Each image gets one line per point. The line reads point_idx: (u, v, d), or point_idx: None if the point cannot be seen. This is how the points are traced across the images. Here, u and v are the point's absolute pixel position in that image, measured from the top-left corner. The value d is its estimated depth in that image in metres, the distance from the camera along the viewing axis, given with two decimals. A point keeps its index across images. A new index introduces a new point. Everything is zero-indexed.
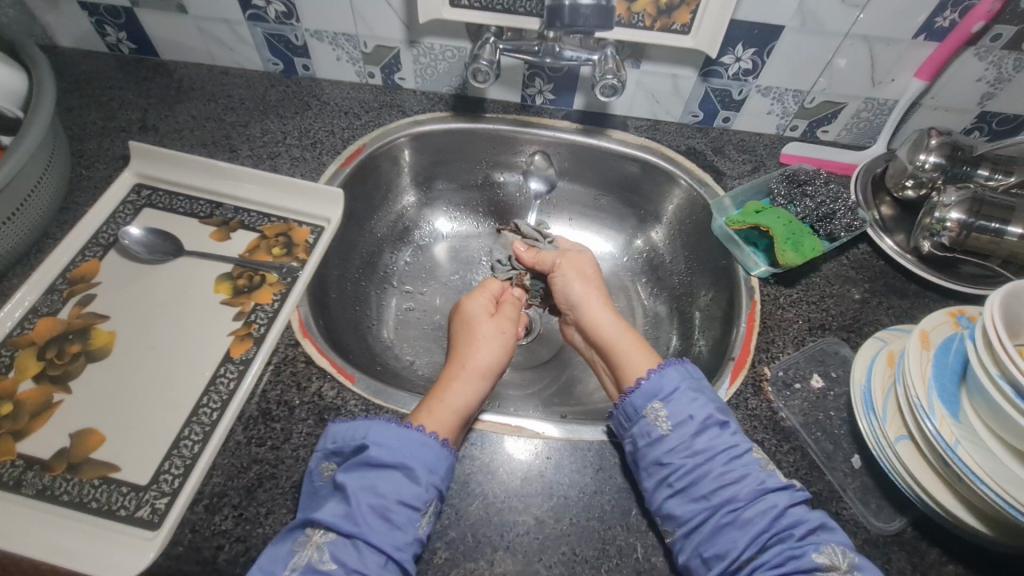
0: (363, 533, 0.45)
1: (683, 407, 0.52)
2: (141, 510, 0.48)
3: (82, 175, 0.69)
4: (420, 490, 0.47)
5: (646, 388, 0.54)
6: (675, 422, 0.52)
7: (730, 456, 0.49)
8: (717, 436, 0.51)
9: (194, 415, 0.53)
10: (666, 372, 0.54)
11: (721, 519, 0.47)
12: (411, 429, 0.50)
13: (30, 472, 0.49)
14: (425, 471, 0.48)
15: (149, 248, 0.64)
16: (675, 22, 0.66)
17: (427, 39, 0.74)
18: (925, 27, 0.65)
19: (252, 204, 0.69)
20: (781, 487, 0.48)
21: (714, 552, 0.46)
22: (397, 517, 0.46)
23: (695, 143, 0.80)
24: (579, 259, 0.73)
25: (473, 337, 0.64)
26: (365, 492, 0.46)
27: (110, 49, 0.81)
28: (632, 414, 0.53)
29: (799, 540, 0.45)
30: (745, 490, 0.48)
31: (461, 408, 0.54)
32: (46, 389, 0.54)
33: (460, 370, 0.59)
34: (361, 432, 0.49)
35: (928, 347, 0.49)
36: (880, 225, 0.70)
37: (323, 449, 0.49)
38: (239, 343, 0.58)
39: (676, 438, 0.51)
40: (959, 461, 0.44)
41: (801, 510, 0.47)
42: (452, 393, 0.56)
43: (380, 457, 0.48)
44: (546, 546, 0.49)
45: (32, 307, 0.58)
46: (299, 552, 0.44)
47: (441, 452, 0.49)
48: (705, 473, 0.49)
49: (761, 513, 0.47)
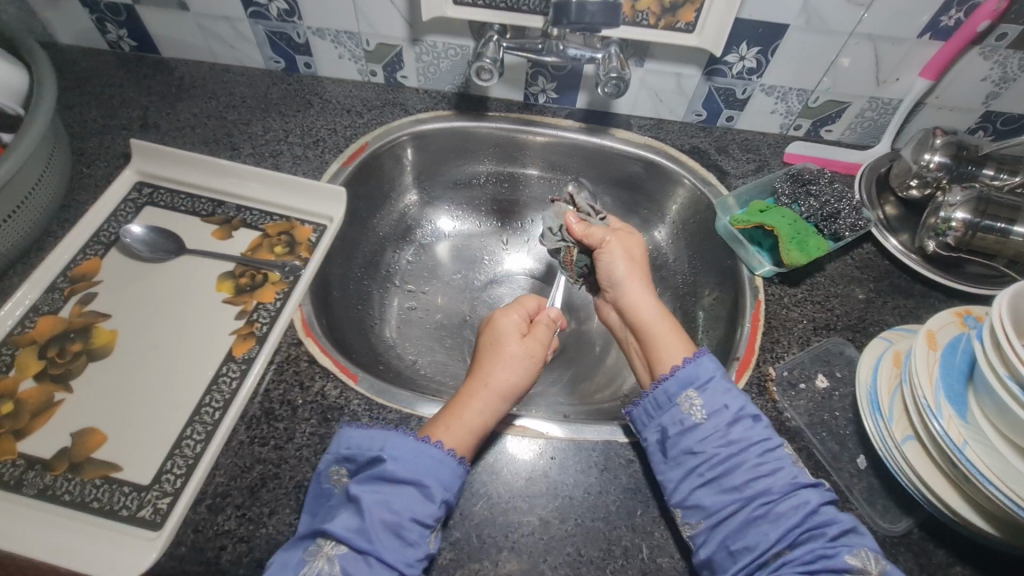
0: (376, 549, 0.44)
1: (719, 397, 0.52)
2: (143, 510, 0.47)
3: (83, 172, 0.68)
4: (434, 507, 0.46)
5: (682, 374, 0.53)
6: (709, 411, 0.51)
7: (763, 449, 0.49)
8: (752, 427, 0.50)
9: (197, 415, 0.53)
10: (702, 360, 0.54)
11: (753, 512, 0.46)
12: (428, 445, 0.48)
13: (31, 472, 0.49)
14: (440, 489, 0.47)
15: (151, 246, 0.63)
16: (679, 20, 0.66)
17: (429, 37, 0.73)
18: (930, 26, 0.64)
19: (254, 202, 0.69)
20: (812, 484, 0.48)
21: (743, 545, 0.46)
22: (410, 535, 0.45)
23: (698, 142, 0.79)
24: (629, 240, 0.70)
25: (501, 355, 0.59)
26: (379, 507, 0.45)
27: (111, 46, 0.80)
28: (664, 402, 0.53)
29: (831, 539, 0.45)
30: (780, 483, 0.47)
31: (479, 429, 0.52)
32: (47, 388, 0.53)
33: (482, 388, 0.55)
34: (378, 443, 0.48)
35: (935, 347, 0.49)
36: (884, 224, 0.70)
37: (335, 454, 0.49)
38: (241, 342, 0.58)
39: (710, 427, 0.50)
40: (966, 462, 0.43)
41: (832, 510, 0.47)
42: (473, 415, 0.53)
43: (396, 471, 0.47)
44: (551, 546, 0.49)
45: (33, 306, 0.58)
46: (310, 562, 0.43)
47: (457, 471, 0.48)
48: (738, 464, 0.48)
49: (794, 508, 0.46)
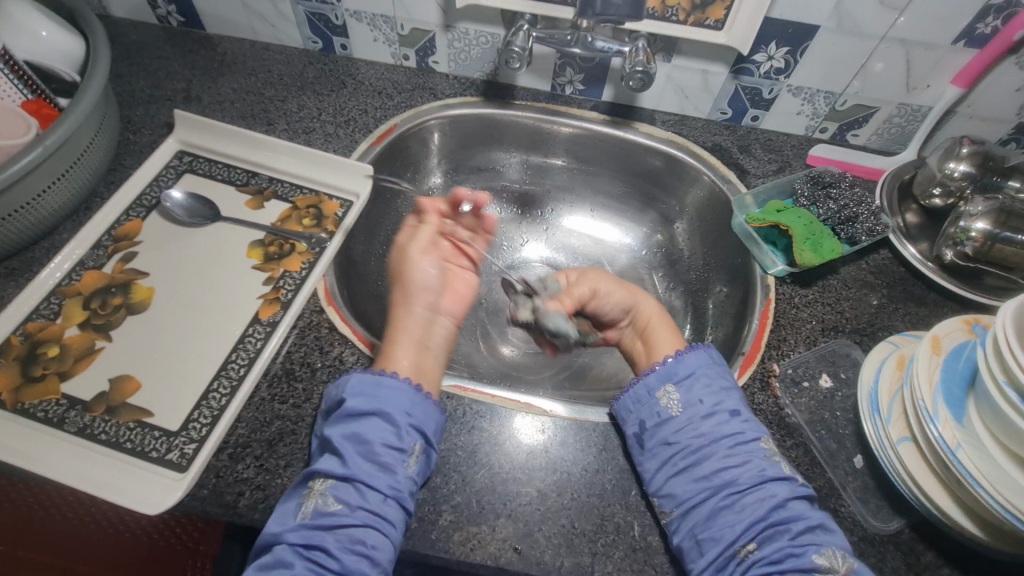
0: (359, 475, 0.47)
1: (695, 391, 0.54)
2: (171, 453, 0.51)
3: (129, 139, 0.73)
4: (401, 431, 0.49)
5: (662, 369, 0.56)
6: (685, 404, 0.54)
7: (735, 441, 0.51)
8: (726, 420, 0.52)
9: (223, 370, 0.56)
10: (684, 357, 0.57)
11: (720, 502, 0.48)
12: (381, 376, 0.52)
13: (72, 412, 0.53)
14: (403, 414, 0.50)
15: (189, 212, 0.67)
16: (708, 17, 0.67)
17: (462, 24, 0.75)
18: (965, 33, 0.64)
19: (286, 175, 0.72)
20: (782, 478, 0.49)
21: (709, 535, 0.47)
22: (386, 459, 0.48)
23: (721, 140, 0.80)
24: (597, 274, 0.71)
25: (405, 265, 0.64)
26: (352, 441, 0.48)
27: (160, 20, 0.84)
28: (643, 396, 0.55)
29: (796, 537, 0.46)
30: (747, 475, 0.49)
31: (406, 341, 0.58)
32: (89, 336, 0.57)
33: (404, 307, 0.61)
34: (341, 387, 0.52)
35: (938, 352, 0.49)
36: (903, 231, 0.70)
37: (321, 411, 0.53)
38: (267, 306, 0.61)
39: (684, 419, 0.53)
40: (959, 465, 0.44)
41: (802, 506, 0.48)
42: (404, 331, 0.59)
43: (358, 406, 0.50)
44: (546, 517, 0.51)
45: (79, 261, 0.62)
46: (305, 502, 0.47)
47: (415, 395, 0.52)
48: (710, 453, 0.51)
49: (760, 501, 0.48)
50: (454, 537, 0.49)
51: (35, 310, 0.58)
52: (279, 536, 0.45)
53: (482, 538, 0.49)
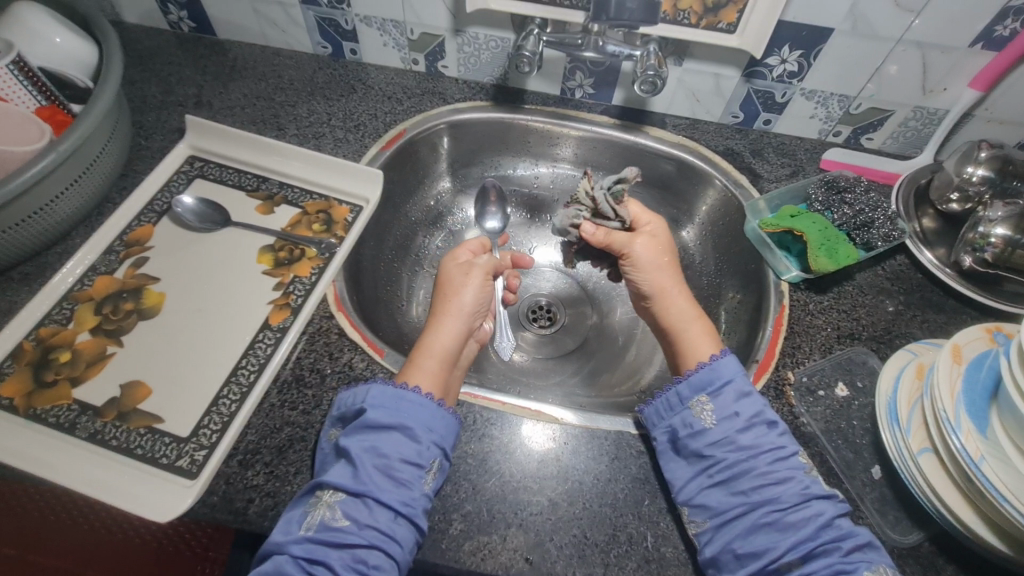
0: (372, 490, 0.46)
1: (730, 403, 0.53)
2: (181, 459, 0.51)
3: (142, 145, 0.73)
4: (422, 448, 0.49)
5: (696, 379, 0.55)
6: (720, 417, 0.52)
7: (775, 457, 0.50)
8: (764, 434, 0.51)
9: (233, 376, 0.56)
10: (719, 364, 0.55)
11: (761, 518, 0.47)
12: (405, 390, 0.52)
13: (83, 417, 0.53)
14: (424, 431, 0.50)
15: (200, 216, 0.67)
16: (721, 20, 0.66)
17: (472, 29, 0.75)
18: (983, 36, 0.63)
19: (296, 180, 0.72)
20: (824, 495, 0.48)
21: (749, 550, 0.46)
22: (402, 476, 0.48)
23: (733, 144, 0.79)
24: (652, 244, 0.69)
25: (456, 282, 0.65)
26: (369, 454, 0.48)
27: (171, 26, 0.85)
28: (676, 404, 0.54)
29: (848, 554, 0.45)
30: (789, 493, 0.48)
31: (439, 352, 0.58)
32: (101, 341, 0.58)
33: (442, 317, 0.62)
34: (361, 397, 0.51)
35: (959, 361, 0.48)
36: (920, 237, 0.68)
37: (331, 417, 0.52)
38: (277, 312, 0.61)
39: (719, 432, 0.52)
40: (981, 477, 0.43)
41: (847, 523, 0.47)
42: (436, 344, 0.60)
43: (378, 419, 0.50)
44: (558, 527, 0.50)
45: (91, 266, 0.62)
46: (312, 512, 0.46)
47: (436, 410, 0.51)
48: (748, 469, 0.49)
49: (805, 518, 0.47)
50: (465, 546, 0.49)
51: (48, 316, 0.59)
52: (282, 546, 0.44)
53: (493, 548, 0.49)
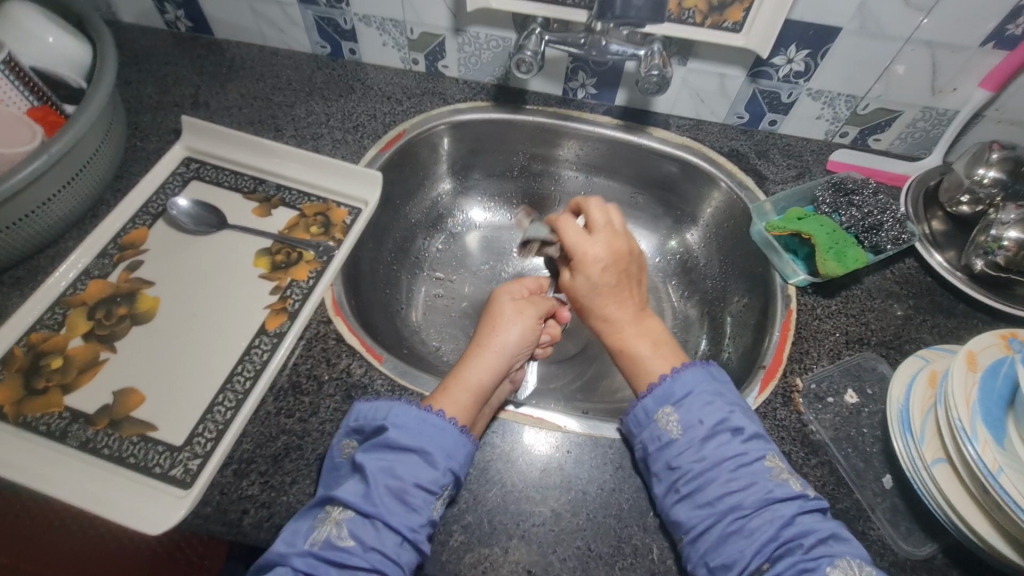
0: (382, 514, 0.45)
1: (695, 411, 0.51)
2: (174, 469, 0.50)
3: (137, 146, 0.72)
4: (439, 474, 0.47)
5: (658, 392, 0.53)
6: (685, 426, 0.50)
7: (738, 464, 0.48)
8: (727, 442, 0.49)
9: (228, 383, 0.55)
10: (680, 376, 0.53)
11: (727, 527, 0.45)
12: (428, 413, 0.50)
13: (74, 425, 0.51)
14: (443, 456, 0.48)
15: (196, 219, 0.66)
16: (726, 19, 0.65)
17: (473, 28, 0.74)
18: (995, 34, 0.61)
19: (294, 182, 0.71)
20: (790, 497, 0.46)
21: (721, 562, 0.44)
22: (414, 500, 0.46)
23: (738, 145, 0.78)
24: (579, 280, 0.62)
25: (500, 314, 0.62)
26: (384, 474, 0.46)
27: (168, 26, 0.83)
28: (642, 419, 0.52)
29: (810, 551, 0.44)
30: (751, 498, 0.46)
31: (475, 388, 0.54)
32: (94, 347, 0.56)
33: (484, 350, 0.58)
34: (383, 413, 0.50)
35: (974, 368, 0.47)
36: (930, 239, 0.67)
37: (347, 426, 0.51)
38: (274, 317, 0.60)
39: (683, 443, 0.49)
40: (999, 490, 0.42)
41: (810, 520, 0.46)
42: (468, 378, 0.55)
43: (399, 438, 0.48)
44: (560, 539, 0.49)
45: (85, 270, 0.61)
46: (320, 527, 0.45)
47: (459, 437, 0.49)
48: (712, 480, 0.47)
49: (767, 522, 0.45)
50: (465, 559, 0.48)
51: (39, 320, 0.57)
52: (286, 557, 0.43)
53: (493, 560, 0.48)
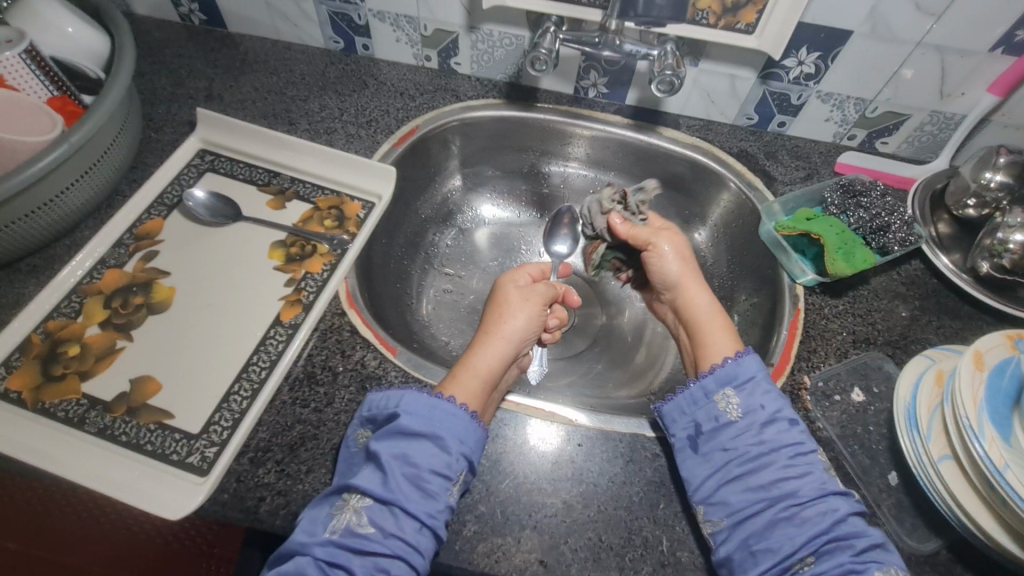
0: (398, 499, 0.45)
1: (755, 397, 0.52)
2: (192, 456, 0.50)
3: (152, 137, 0.73)
4: (452, 459, 0.48)
5: (721, 373, 0.54)
6: (745, 410, 0.52)
7: (796, 452, 0.49)
8: (786, 430, 0.51)
9: (244, 372, 0.55)
10: (743, 360, 0.54)
11: (779, 512, 0.46)
12: (440, 400, 0.51)
13: (92, 412, 0.52)
14: (456, 442, 0.49)
15: (211, 211, 0.67)
16: (739, 21, 0.66)
17: (486, 26, 0.74)
18: (1003, 40, 0.62)
19: (308, 176, 0.71)
20: (840, 493, 0.48)
21: (765, 546, 0.46)
22: (431, 486, 0.47)
23: (746, 146, 0.79)
24: (676, 238, 0.70)
25: (504, 301, 0.63)
26: (399, 462, 0.47)
27: (182, 19, 0.84)
28: (699, 398, 0.54)
29: (859, 554, 0.44)
30: (808, 488, 0.47)
31: (485, 373, 0.55)
32: (111, 335, 0.57)
33: (492, 337, 0.59)
34: (394, 401, 0.50)
35: (982, 368, 0.48)
36: (936, 242, 0.68)
37: (360, 416, 0.52)
38: (289, 308, 0.60)
39: (743, 425, 0.51)
40: (1007, 485, 0.42)
41: (862, 522, 0.46)
42: (478, 364, 0.56)
43: (413, 425, 0.49)
44: (573, 529, 0.50)
45: (100, 259, 0.62)
46: (338, 515, 0.45)
47: (471, 422, 0.50)
48: (768, 464, 0.49)
49: (821, 514, 0.46)
50: (479, 548, 0.48)
51: (57, 308, 0.58)
52: (307, 547, 0.44)
53: (507, 550, 0.48)
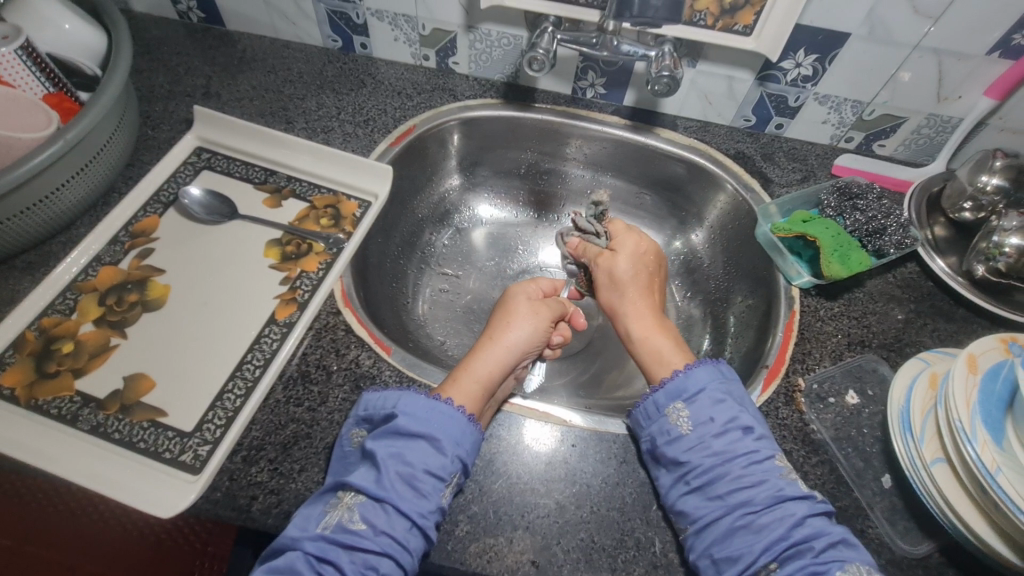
0: (392, 497, 0.46)
1: (705, 409, 0.53)
2: (184, 454, 0.50)
3: (148, 135, 0.72)
4: (447, 461, 0.48)
5: (671, 387, 0.55)
6: (696, 422, 0.52)
7: (750, 460, 0.49)
8: (739, 440, 0.51)
9: (238, 371, 0.55)
10: (693, 373, 0.55)
11: (735, 521, 0.47)
12: (439, 402, 0.51)
13: (85, 409, 0.52)
14: (451, 444, 0.49)
15: (207, 209, 0.67)
16: (737, 22, 0.66)
17: (484, 25, 0.74)
18: (1001, 44, 0.62)
19: (306, 174, 0.71)
20: (801, 496, 0.48)
21: (726, 555, 0.46)
22: (423, 486, 0.47)
23: (743, 147, 0.79)
24: (614, 259, 0.70)
25: (512, 309, 0.64)
26: (394, 461, 0.47)
27: (181, 17, 0.84)
28: (653, 412, 0.54)
29: (819, 555, 0.45)
30: (762, 495, 0.48)
31: (484, 379, 0.55)
32: (105, 332, 0.57)
33: (494, 343, 0.59)
34: (392, 401, 0.50)
35: (975, 371, 0.48)
36: (932, 244, 0.68)
37: (356, 416, 0.51)
38: (284, 307, 0.60)
39: (694, 437, 0.51)
40: (997, 489, 0.42)
41: (821, 521, 0.47)
42: (478, 368, 0.56)
43: (409, 426, 0.49)
44: (565, 530, 0.50)
45: (96, 256, 0.62)
46: (331, 511, 0.45)
47: (468, 426, 0.50)
48: (723, 474, 0.49)
49: (777, 520, 0.46)
50: (470, 548, 0.48)
51: (52, 305, 0.58)
52: (298, 542, 0.44)
53: (499, 550, 0.48)
